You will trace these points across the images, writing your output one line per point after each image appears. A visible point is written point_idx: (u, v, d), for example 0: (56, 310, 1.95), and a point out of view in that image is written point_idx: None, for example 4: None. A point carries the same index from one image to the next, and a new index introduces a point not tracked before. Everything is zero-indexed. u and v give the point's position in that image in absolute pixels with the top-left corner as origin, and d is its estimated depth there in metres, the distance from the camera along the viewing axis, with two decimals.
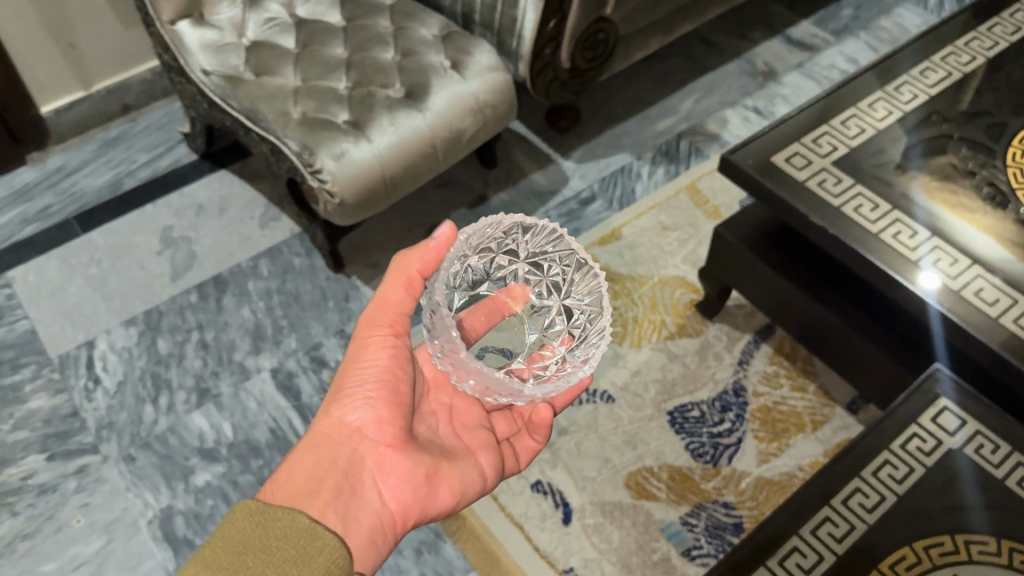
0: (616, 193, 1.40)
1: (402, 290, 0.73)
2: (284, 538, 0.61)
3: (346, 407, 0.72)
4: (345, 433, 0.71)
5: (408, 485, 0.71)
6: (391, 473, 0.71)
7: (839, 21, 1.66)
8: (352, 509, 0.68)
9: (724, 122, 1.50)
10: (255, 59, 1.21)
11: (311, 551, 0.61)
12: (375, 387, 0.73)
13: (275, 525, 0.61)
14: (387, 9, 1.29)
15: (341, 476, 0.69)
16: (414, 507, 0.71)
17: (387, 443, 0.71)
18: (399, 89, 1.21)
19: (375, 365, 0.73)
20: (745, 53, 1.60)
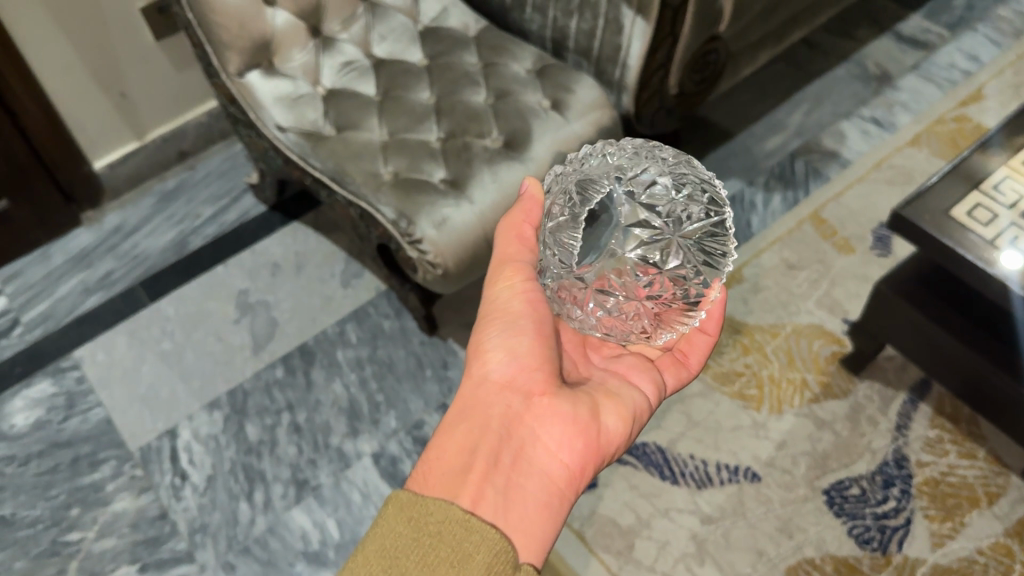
0: (730, 227, 1.26)
1: (512, 241, 0.70)
2: (438, 539, 0.51)
3: (485, 361, 0.67)
4: (490, 390, 0.66)
5: (575, 430, 0.65)
6: (555, 421, 0.65)
7: (954, 11, 1.50)
8: (516, 472, 0.62)
9: (841, 136, 1.34)
10: (335, 112, 1.09)
11: (469, 549, 0.50)
12: (519, 335, 0.67)
13: (427, 521, 0.52)
14: (472, 42, 1.17)
15: (500, 439, 0.63)
16: (588, 452, 0.65)
17: (541, 390, 0.66)
18: (497, 137, 1.08)
19: (510, 312, 0.68)
20: (853, 55, 1.45)
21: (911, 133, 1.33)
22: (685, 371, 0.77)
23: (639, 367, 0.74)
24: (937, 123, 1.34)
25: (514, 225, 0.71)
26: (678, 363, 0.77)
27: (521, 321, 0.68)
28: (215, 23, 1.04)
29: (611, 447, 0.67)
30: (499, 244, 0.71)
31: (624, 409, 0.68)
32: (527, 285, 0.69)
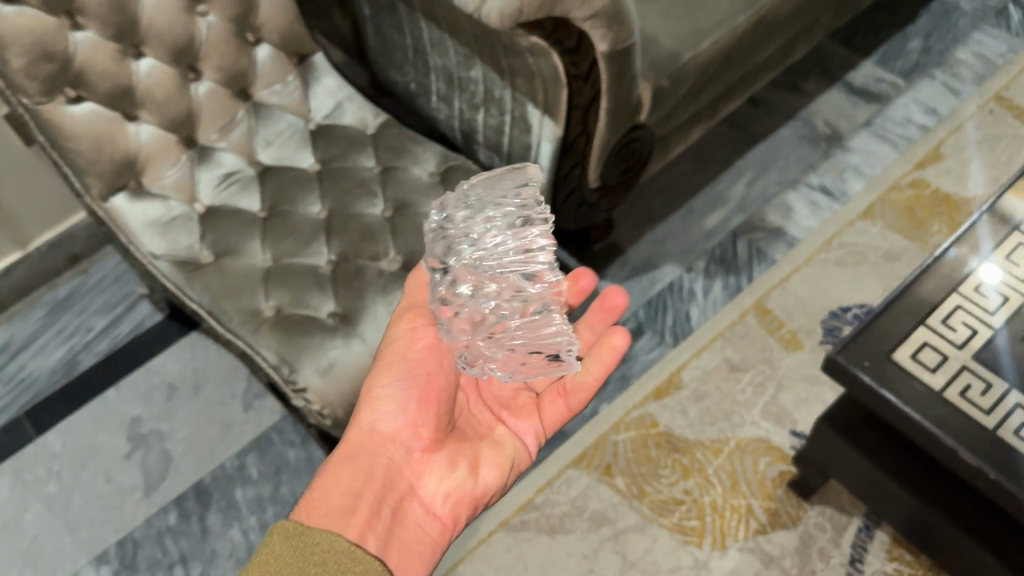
0: (667, 321, 1.15)
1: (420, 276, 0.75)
2: (324, 566, 0.58)
3: (376, 412, 0.70)
4: (379, 441, 0.69)
5: (452, 484, 0.70)
6: (433, 476, 0.69)
7: (909, 55, 1.38)
8: (395, 526, 0.66)
9: (787, 210, 1.24)
10: (213, 235, 0.97)
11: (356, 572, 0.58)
12: (407, 387, 0.70)
13: (313, 550, 0.58)
14: (370, 142, 1.05)
15: (380, 490, 0.67)
16: (465, 502, 0.70)
17: (423, 448, 0.70)
18: (394, 257, 0.96)
19: (405, 362, 0.71)
20: (800, 112, 1.34)
21: (863, 204, 1.22)
22: (564, 404, 0.78)
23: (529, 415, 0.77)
24: (892, 190, 1.23)
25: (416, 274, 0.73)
26: (559, 395, 0.78)
27: (413, 374, 0.71)
28: (70, 148, 0.92)
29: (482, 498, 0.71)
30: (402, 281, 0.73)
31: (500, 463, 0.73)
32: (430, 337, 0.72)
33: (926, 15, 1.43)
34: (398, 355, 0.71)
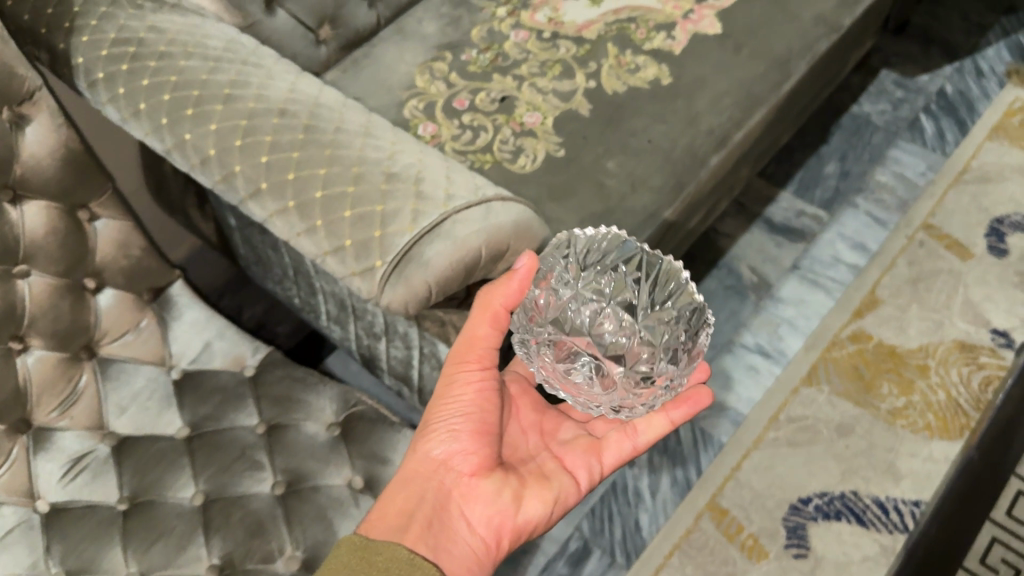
0: (617, 534, 1.01)
1: (489, 325, 0.65)
2: (389, 571, 0.56)
3: (430, 440, 0.67)
4: (428, 467, 0.66)
5: (497, 511, 0.66)
6: (481, 499, 0.65)
7: (827, 182, 1.30)
8: (443, 540, 0.63)
9: (726, 378, 1.13)
10: (60, 547, 0.75)
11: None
12: (462, 419, 0.67)
13: (376, 558, 0.57)
14: (250, 391, 0.87)
15: (429, 510, 0.64)
16: (509, 529, 0.66)
17: (473, 472, 0.66)
18: (293, 551, 0.77)
19: (459, 403, 0.67)
20: (723, 258, 1.24)
21: (806, 366, 1.12)
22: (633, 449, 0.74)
23: (581, 451, 0.73)
24: (832, 347, 1.13)
25: (485, 309, 0.65)
26: (626, 437, 0.73)
27: (466, 409, 0.67)
28: None
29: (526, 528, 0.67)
30: (470, 322, 0.66)
31: (547, 497, 0.68)
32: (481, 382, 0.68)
33: (838, 134, 1.36)
34: (452, 393, 0.68)
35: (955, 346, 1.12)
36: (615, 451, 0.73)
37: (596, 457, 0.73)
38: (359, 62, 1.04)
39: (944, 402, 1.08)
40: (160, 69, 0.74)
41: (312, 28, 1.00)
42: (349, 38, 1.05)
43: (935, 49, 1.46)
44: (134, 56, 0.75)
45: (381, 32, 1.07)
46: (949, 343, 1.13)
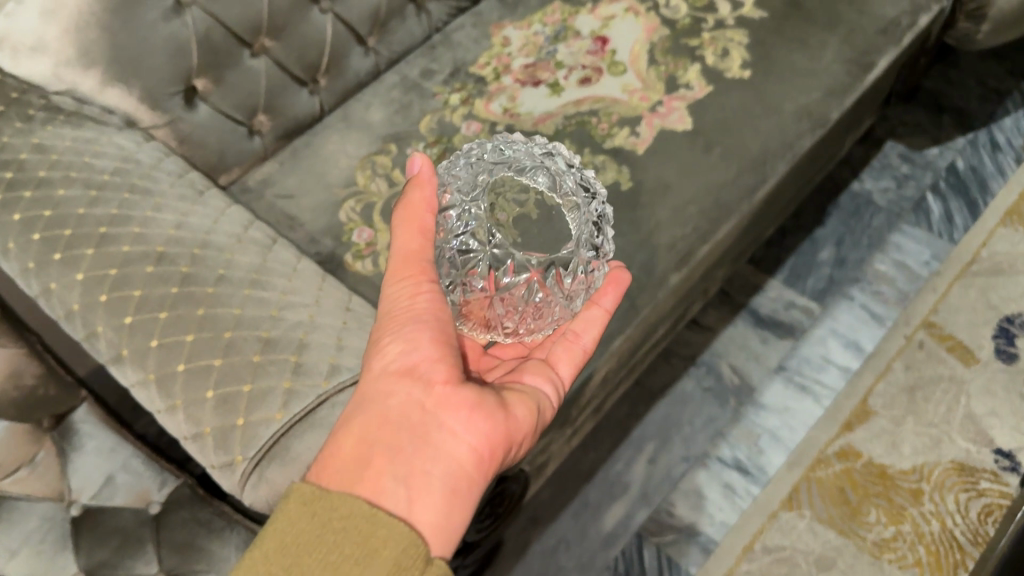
0: None
1: (418, 235, 0.62)
2: (348, 526, 0.47)
3: (383, 357, 0.56)
4: (390, 384, 0.55)
5: (483, 417, 0.55)
6: (461, 407, 0.55)
7: (821, 270, 1.20)
8: (420, 460, 0.52)
9: (698, 496, 1.03)
10: None
11: (376, 539, 0.46)
12: (416, 327, 0.57)
13: (331, 516, 0.47)
14: (152, 531, 0.79)
15: (399, 430, 0.53)
16: (499, 439, 0.55)
17: (445, 379, 0.55)
18: None
19: (413, 311, 0.58)
20: (704, 354, 1.14)
21: (787, 486, 1.02)
22: (581, 352, 0.71)
23: (536, 364, 0.68)
24: (817, 465, 1.03)
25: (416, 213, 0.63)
26: (571, 344, 0.71)
27: (419, 318, 0.58)
28: None
29: (514, 441, 0.57)
30: (399, 241, 0.62)
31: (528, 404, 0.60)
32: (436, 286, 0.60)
33: (836, 214, 1.25)
34: (402, 305, 0.59)
35: (953, 468, 1.02)
36: (568, 364, 0.70)
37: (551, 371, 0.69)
38: (299, 154, 0.96)
39: (938, 534, 0.98)
40: (37, 201, 0.66)
41: (241, 121, 0.92)
42: (287, 128, 0.96)
43: (946, 117, 1.35)
44: (10, 183, 0.67)
45: (325, 119, 0.99)
46: (946, 465, 1.02)
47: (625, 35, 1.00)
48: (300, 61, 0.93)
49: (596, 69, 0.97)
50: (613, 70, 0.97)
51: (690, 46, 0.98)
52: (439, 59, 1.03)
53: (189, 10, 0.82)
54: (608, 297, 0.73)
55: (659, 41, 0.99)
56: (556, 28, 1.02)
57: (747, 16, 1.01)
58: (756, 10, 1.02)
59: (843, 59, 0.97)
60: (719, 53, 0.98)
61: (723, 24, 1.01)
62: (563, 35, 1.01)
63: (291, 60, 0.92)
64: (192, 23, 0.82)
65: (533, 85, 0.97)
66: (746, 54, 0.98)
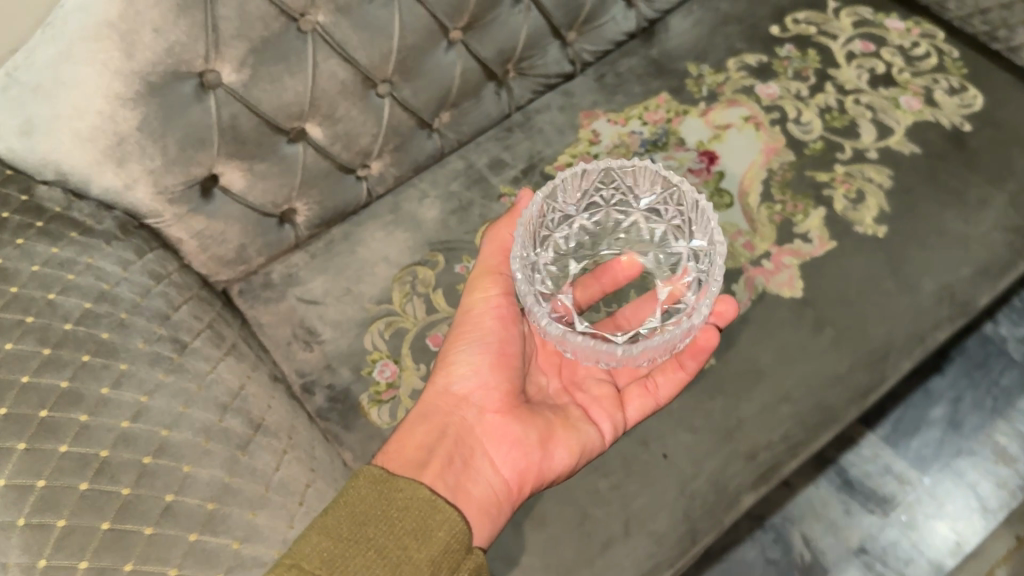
0: None
1: (498, 258, 0.68)
2: (408, 512, 0.54)
3: (451, 373, 0.66)
4: (450, 402, 0.66)
5: (522, 452, 0.64)
6: (503, 440, 0.65)
7: (931, 431, 1.02)
8: (462, 479, 0.61)
9: None
10: None
11: (432, 524, 0.54)
12: (480, 353, 0.66)
13: (397, 496, 0.55)
14: None
15: (449, 446, 0.63)
16: (532, 473, 0.64)
17: (496, 408, 0.66)
18: None
19: (480, 332, 0.67)
20: (773, 516, 0.98)
21: None
22: (653, 403, 0.69)
23: (604, 399, 0.69)
24: None
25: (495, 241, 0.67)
26: (646, 394, 0.69)
27: (487, 340, 0.67)
28: None
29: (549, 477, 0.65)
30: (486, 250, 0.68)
31: (577, 442, 0.66)
32: (503, 300, 0.68)
33: (957, 362, 1.06)
34: (470, 325, 0.67)
35: None
36: (638, 406, 0.69)
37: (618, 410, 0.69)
38: (334, 247, 0.82)
39: None
40: None
41: (270, 211, 0.78)
42: (325, 217, 0.82)
43: None
44: None
45: (371, 207, 0.85)
46: None
47: (738, 154, 0.82)
48: (347, 147, 0.79)
49: None
50: (716, 201, 0.80)
51: (817, 182, 0.80)
52: (514, 148, 0.87)
53: (214, 91, 0.68)
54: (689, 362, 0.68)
55: (779, 169, 0.81)
56: (657, 132, 0.85)
57: (894, 149, 0.82)
58: (906, 142, 0.83)
59: (1007, 226, 0.78)
60: (850, 196, 0.79)
61: (862, 155, 0.82)
62: (664, 142, 0.84)
63: (336, 147, 0.78)
64: (215, 108, 0.69)
65: None
66: (883, 203, 0.79)
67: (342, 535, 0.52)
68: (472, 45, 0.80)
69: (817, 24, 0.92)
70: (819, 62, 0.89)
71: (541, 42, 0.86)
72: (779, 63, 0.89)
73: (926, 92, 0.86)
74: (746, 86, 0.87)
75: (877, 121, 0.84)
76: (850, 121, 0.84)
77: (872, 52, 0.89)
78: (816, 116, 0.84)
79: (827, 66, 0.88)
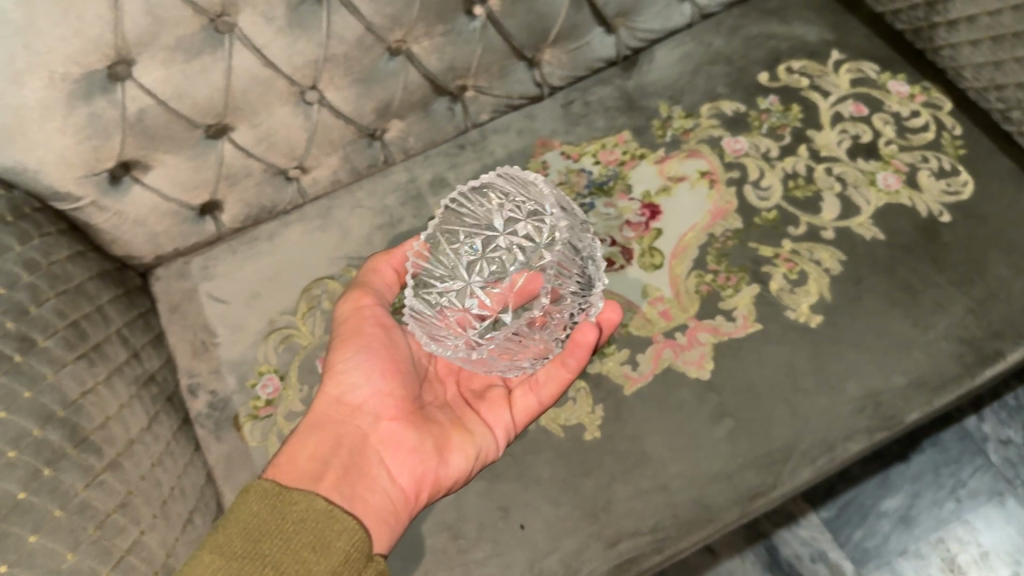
0: None
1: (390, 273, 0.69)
2: (303, 525, 0.53)
3: (342, 382, 0.64)
4: (344, 412, 0.63)
5: (421, 457, 0.63)
6: (400, 448, 0.63)
7: (879, 523, 0.95)
8: (360, 487, 0.59)
9: None
10: None
11: (330, 534, 0.53)
12: (369, 359, 0.64)
13: (291, 509, 0.54)
14: None
15: (345, 458, 0.61)
16: (430, 478, 0.63)
17: (392, 416, 0.64)
18: None
19: (367, 340, 0.65)
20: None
21: None
22: (533, 400, 0.66)
23: (490, 402, 0.68)
24: None
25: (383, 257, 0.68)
26: (530, 391, 0.67)
27: (372, 348, 0.65)
28: None
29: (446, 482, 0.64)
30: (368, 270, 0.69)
31: (469, 449, 0.65)
32: (378, 310, 0.66)
33: (926, 453, 0.98)
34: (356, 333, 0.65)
35: None
36: (523, 410, 0.67)
37: (499, 414, 0.67)
38: (258, 246, 0.81)
39: None
40: None
41: (190, 204, 0.77)
42: (252, 214, 0.81)
43: None
44: None
45: (304, 209, 0.83)
46: None
47: (683, 212, 0.77)
48: (273, 149, 0.76)
49: (626, 250, 0.76)
50: (646, 260, 0.75)
51: (759, 255, 0.74)
52: (460, 170, 0.84)
53: (123, 83, 0.67)
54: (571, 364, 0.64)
55: (721, 235, 0.75)
56: (606, 174, 0.80)
57: (854, 231, 0.75)
58: (870, 225, 0.75)
59: (959, 336, 0.71)
60: (791, 277, 0.73)
61: (817, 233, 0.75)
62: (610, 187, 0.80)
63: (261, 149, 0.76)
64: (123, 102, 0.68)
65: None
66: (825, 291, 0.73)
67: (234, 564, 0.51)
68: (418, 59, 0.76)
69: (812, 76, 0.84)
70: (801, 120, 0.81)
71: (501, 62, 0.82)
72: (756, 115, 0.82)
73: (910, 170, 0.78)
74: (713, 136, 0.81)
75: (844, 197, 0.77)
76: (814, 193, 0.77)
77: (863, 116, 0.81)
78: (778, 182, 0.78)
79: (807, 127, 0.81)
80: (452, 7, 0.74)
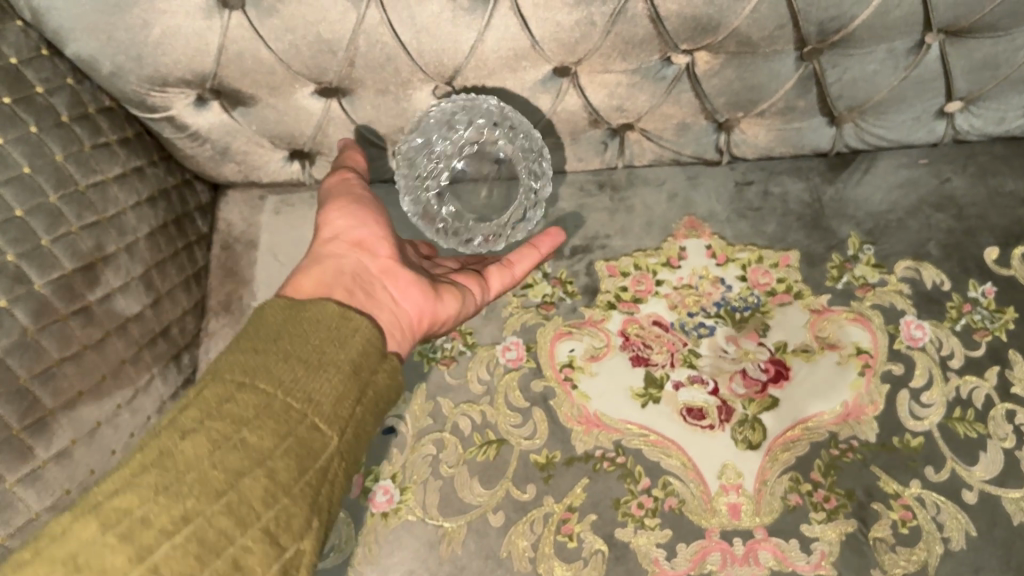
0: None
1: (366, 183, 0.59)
2: (321, 330, 0.43)
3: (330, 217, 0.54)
4: (339, 248, 0.52)
5: (428, 287, 0.53)
6: (402, 277, 0.53)
7: None
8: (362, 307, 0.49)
9: None
10: None
11: (348, 330, 0.44)
12: (373, 210, 0.55)
13: (300, 314, 0.44)
14: None
15: (348, 285, 0.50)
16: (429, 314, 0.53)
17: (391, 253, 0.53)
18: None
19: (361, 196, 0.56)
20: None
21: None
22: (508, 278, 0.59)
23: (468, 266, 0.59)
24: None
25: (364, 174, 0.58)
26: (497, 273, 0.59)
27: (367, 204, 0.55)
28: None
29: (440, 326, 0.55)
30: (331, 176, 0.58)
31: (464, 296, 0.56)
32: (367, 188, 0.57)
33: None
34: (345, 192, 0.56)
35: None
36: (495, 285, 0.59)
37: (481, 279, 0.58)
38: None
39: None
40: None
41: (275, 147, 0.66)
42: None
43: None
44: None
45: None
46: None
47: (814, 390, 0.63)
48: (383, 127, 0.64)
49: (724, 408, 0.62)
50: (743, 432, 0.62)
51: (876, 486, 0.59)
52: (586, 215, 0.70)
53: (231, 10, 0.55)
54: (543, 244, 0.59)
55: (844, 441, 0.61)
56: (745, 299, 0.66)
57: (1004, 507, 0.58)
58: None
59: None
60: (900, 529, 0.58)
61: (958, 489, 0.59)
62: (743, 317, 0.66)
63: (371, 124, 0.64)
64: (223, 32, 0.56)
65: (632, 357, 0.65)
66: (931, 565, 0.57)
67: (232, 381, 0.40)
68: (583, 87, 0.62)
69: None
70: (1008, 333, 0.63)
71: (685, 117, 0.65)
72: (958, 302, 0.65)
73: None
74: (893, 307, 0.65)
75: (1011, 457, 0.60)
76: (978, 436, 0.60)
77: None
78: (943, 403, 0.61)
79: (1012, 345, 0.63)
80: (646, 48, 0.58)
